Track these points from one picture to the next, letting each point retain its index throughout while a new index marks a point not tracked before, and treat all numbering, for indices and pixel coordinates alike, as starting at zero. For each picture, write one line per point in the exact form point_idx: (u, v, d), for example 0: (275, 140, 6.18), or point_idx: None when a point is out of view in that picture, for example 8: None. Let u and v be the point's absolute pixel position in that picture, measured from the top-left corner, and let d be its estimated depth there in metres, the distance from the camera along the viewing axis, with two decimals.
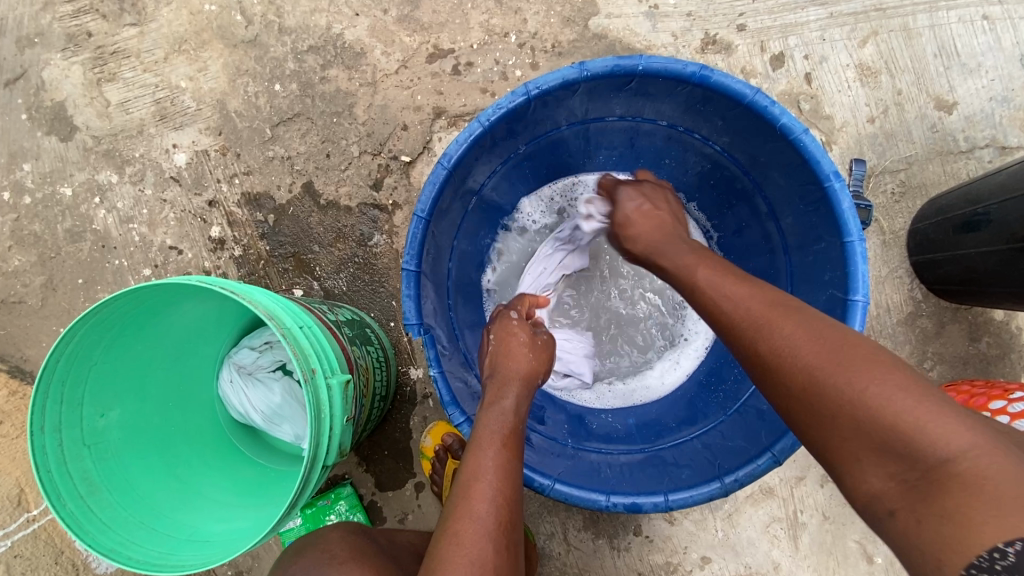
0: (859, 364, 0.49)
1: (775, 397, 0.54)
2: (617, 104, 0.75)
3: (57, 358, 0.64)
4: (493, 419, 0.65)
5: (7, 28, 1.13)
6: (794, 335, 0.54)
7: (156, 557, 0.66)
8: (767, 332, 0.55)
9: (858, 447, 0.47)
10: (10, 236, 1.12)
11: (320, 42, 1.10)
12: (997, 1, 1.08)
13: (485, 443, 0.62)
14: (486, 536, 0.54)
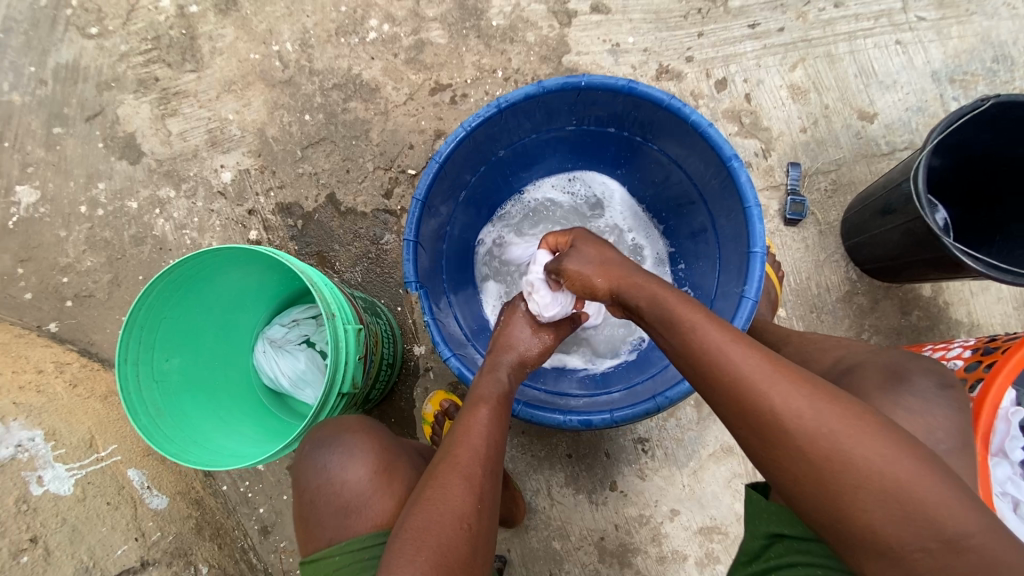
0: (874, 437, 0.57)
1: (788, 469, 0.59)
2: (573, 114, 0.96)
3: (142, 306, 0.84)
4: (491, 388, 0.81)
5: (91, 76, 1.39)
6: (805, 406, 0.59)
7: (207, 462, 0.84)
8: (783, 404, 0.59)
9: (876, 508, 0.55)
10: (84, 241, 1.35)
11: (343, 81, 1.35)
12: (907, 28, 1.27)
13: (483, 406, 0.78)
14: (472, 464, 0.72)
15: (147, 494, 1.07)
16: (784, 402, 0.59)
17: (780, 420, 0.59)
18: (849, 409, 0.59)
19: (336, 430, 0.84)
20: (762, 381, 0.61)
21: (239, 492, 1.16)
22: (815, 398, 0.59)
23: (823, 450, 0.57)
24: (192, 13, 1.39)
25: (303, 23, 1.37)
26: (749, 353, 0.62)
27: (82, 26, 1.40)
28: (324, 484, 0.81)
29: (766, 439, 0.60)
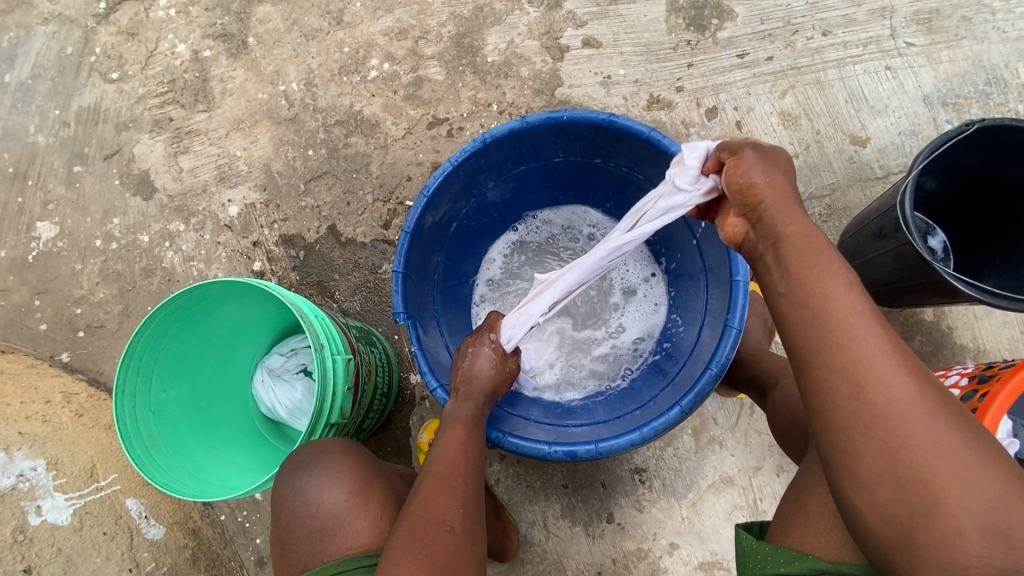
0: (979, 464, 0.52)
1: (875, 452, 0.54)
2: (560, 148, 0.98)
3: (139, 340, 0.87)
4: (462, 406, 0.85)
5: (110, 117, 1.48)
6: (929, 408, 0.54)
7: (198, 494, 0.87)
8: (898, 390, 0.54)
9: (962, 516, 0.52)
10: (98, 273, 1.40)
11: (345, 117, 1.40)
12: (897, 54, 1.28)
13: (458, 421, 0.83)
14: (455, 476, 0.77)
15: (145, 524, 1.07)
16: (903, 397, 0.54)
17: (892, 417, 0.54)
18: (966, 429, 0.54)
19: (315, 452, 0.84)
20: (883, 364, 0.55)
21: (236, 522, 1.17)
22: (938, 408, 0.54)
23: (929, 456, 0.52)
24: (205, 57, 1.47)
25: (308, 64, 1.43)
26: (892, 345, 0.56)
27: (104, 72, 1.49)
28: (301, 505, 0.82)
29: (867, 428, 0.54)
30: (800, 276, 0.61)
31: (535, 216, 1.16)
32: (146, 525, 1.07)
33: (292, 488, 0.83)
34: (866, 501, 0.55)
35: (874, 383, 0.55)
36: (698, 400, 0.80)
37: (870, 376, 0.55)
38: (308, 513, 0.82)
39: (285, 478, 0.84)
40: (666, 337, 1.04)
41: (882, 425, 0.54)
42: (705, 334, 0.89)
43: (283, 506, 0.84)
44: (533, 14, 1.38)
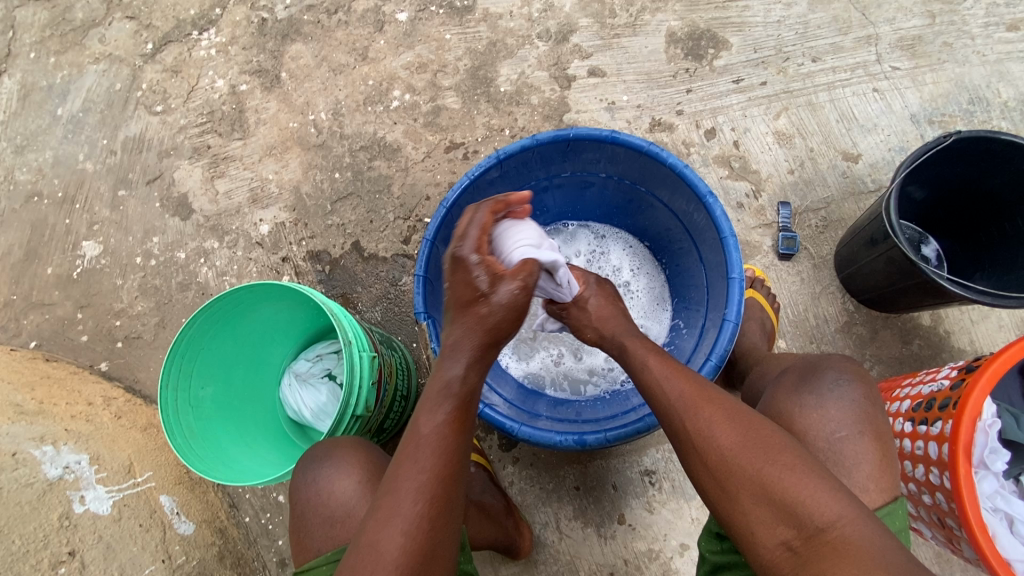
0: (756, 449, 0.69)
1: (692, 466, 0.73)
2: (567, 164, 1.07)
3: (184, 337, 0.95)
4: (437, 392, 0.74)
5: (154, 146, 1.61)
6: (710, 419, 0.73)
7: (232, 481, 0.93)
8: (691, 418, 0.74)
9: (762, 511, 0.67)
10: (137, 288, 1.50)
11: (369, 143, 1.51)
12: (883, 77, 1.37)
13: (427, 423, 0.73)
14: (406, 510, 0.69)
15: (176, 520, 1.13)
16: (687, 417, 0.74)
17: (687, 432, 0.74)
18: (746, 425, 0.71)
19: (330, 446, 0.91)
20: (679, 402, 0.76)
21: (260, 524, 1.23)
22: (716, 417, 0.73)
23: (712, 455, 0.71)
24: (242, 91, 1.60)
25: (336, 96, 1.56)
26: (674, 379, 0.77)
27: (150, 105, 1.63)
28: (314, 495, 0.88)
29: (676, 447, 0.75)
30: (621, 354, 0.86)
31: (604, 237, 1.23)
32: (177, 520, 1.13)
33: (306, 478, 0.89)
34: (703, 500, 0.73)
35: (674, 415, 0.75)
36: None
37: (670, 410, 0.76)
38: (320, 502, 0.88)
39: (300, 469, 0.91)
40: (672, 340, 1.10)
41: (688, 446, 0.73)
42: (706, 332, 0.95)
43: (296, 491, 0.90)
44: (542, 48, 1.50)
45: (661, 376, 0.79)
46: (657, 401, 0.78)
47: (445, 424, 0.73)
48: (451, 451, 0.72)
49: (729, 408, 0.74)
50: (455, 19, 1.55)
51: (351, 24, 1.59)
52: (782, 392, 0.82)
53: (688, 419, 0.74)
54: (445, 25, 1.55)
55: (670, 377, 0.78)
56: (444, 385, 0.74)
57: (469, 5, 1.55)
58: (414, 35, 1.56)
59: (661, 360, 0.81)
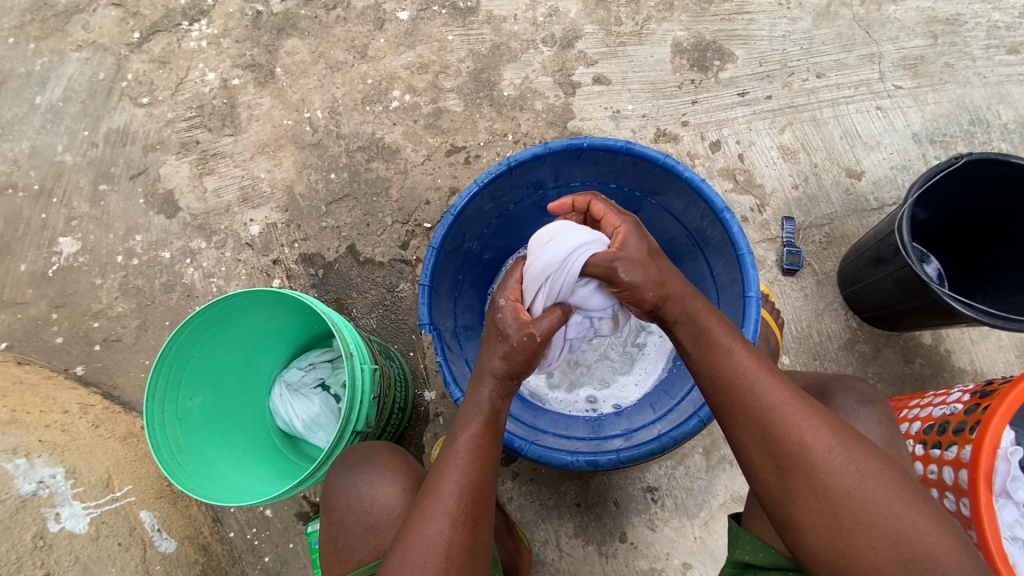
0: (885, 481, 0.64)
1: (797, 487, 0.66)
2: (578, 174, 1.05)
3: (172, 345, 0.89)
4: (475, 415, 0.77)
5: (139, 139, 1.53)
6: (833, 443, 0.66)
7: (223, 499, 0.87)
8: (806, 436, 0.67)
9: (882, 549, 0.62)
10: (117, 288, 1.43)
11: (366, 144, 1.47)
12: (886, 95, 1.38)
13: (467, 434, 0.76)
14: (445, 519, 0.71)
15: (157, 537, 1.07)
16: (811, 438, 0.66)
17: (805, 450, 0.66)
18: (867, 451, 0.66)
19: (369, 452, 0.90)
20: (790, 414, 0.68)
21: (245, 540, 1.17)
22: (840, 440, 0.66)
23: (842, 485, 0.64)
24: (234, 85, 1.54)
25: (333, 94, 1.51)
26: (780, 386, 0.69)
27: (135, 96, 1.56)
28: (355, 503, 0.86)
29: (788, 469, 0.66)
30: (700, 345, 0.75)
31: None
32: (158, 538, 1.07)
33: (348, 484, 0.87)
34: (804, 531, 0.66)
35: (785, 429, 0.67)
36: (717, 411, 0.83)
37: (780, 422, 0.68)
38: (361, 509, 0.86)
39: (341, 475, 0.88)
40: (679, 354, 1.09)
41: (800, 467, 0.66)
42: None
43: (335, 497, 0.88)
44: (547, 53, 1.48)
45: (762, 379, 0.70)
46: (761, 409, 0.69)
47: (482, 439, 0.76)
48: (489, 468, 0.76)
49: (839, 428, 0.68)
50: (458, 20, 1.51)
51: (350, 20, 1.54)
52: None
53: (803, 436, 0.67)
54: (448, 25, 1.52)
55: (774, 383, 0.70)
56: (474, 403, 0.78)
57: (472, 6, 1.51)
58: (415, 34, 1.52)
59: (755, 358, 0.72)
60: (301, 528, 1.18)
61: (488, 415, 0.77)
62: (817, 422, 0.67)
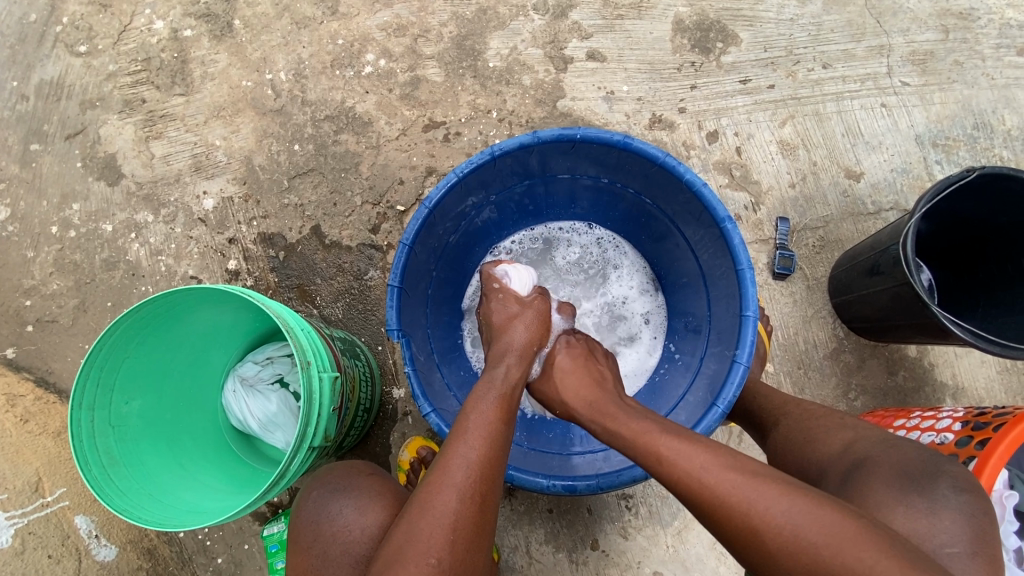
0: (854, 536, 0.55)
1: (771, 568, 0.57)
2: (568, 165, 0.95)
3: (102, 347, 0.79)
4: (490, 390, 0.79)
5: (75, 93, 1.36)
6: (792, 505, 0.58)
7: (162, 519, 0.80)
8: (760, 509, 0.59)
9: None
10: (52, 263, 1.29)
11: (335, 113, 1.33)
12: (893, 92, 1.31)
13: (480, 407, 0.75)
14: (453, 492, 0.66)
15: (95, 544, 1.07)
16: (767, 509, 0.59)
17: (766, 521, 0.58)
18: (830, 508, 0.58)
19: (348, 475, 0.90)
20: (735, 489, 0.61)
21: (196, 540, 1.11)
22: (795, 500, 0.59)
23: (814, 554, 0.55)
24: (185, 37, 1.37)
25: (299, 54, 1.35)
26: (713, 459, 0.64)
27: (71, 43, 1.37)
28: (341, 531, 0.83)
29: (765, 558, 0.58)
30: (630, 441, 0.71)
31: (605, 252, 1.12)
32: (96, 545, 1.07)
33: (330, 510, 0.85)
34: None
35: (732, 508, 0.60)
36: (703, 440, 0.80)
37: (721, 496, 0.61)
38: (347, 537, 0.82)
39: (322, 500, 0.87)
40: (664, 363, 1.05)
41: (761, 547, 0.58)
42: (710, 366, 0.90)
43: (316, 524, 0.85)
44: (538, 21, 1.34)
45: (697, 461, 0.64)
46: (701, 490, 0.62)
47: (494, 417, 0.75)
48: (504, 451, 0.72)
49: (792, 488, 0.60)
50: None
51: None
52: (881, 486, 0.69)
53: (754, 506, 0.59)
54: None
55: (703, 456, 0.65)
56: (489, 380, 0.80)
57: None
58: None
59: (673, 435, 0.69)
60: (256, 530, 1.12)
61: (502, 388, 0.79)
62: (767, 489, 0.60)
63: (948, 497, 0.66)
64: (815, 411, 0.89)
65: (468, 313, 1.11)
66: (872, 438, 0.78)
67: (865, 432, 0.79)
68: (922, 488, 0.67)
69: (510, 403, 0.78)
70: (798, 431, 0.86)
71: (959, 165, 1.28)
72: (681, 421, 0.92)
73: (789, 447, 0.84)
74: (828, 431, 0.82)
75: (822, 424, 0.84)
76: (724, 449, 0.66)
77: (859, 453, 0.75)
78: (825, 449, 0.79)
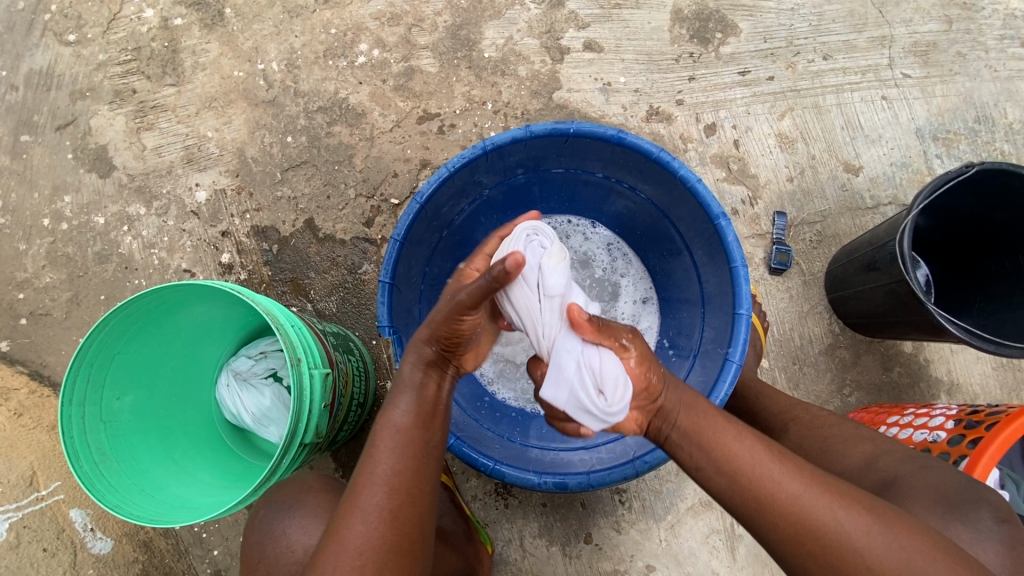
0: (921, 548, 0.60)
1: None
2: (561, 159, 0.94)
3: (92, 343, 0.79)
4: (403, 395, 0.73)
5: (65, 84, 1.34)
6: (865, 523, 0.61)
7: (154, 515, 0.80)
8: (840, 521, 0.62)
9: None
10: (44, 256, 1.28)
11: (328, 104, 1.31)
12: (893, 84, 1.29)
13: (393, 416, 0.71)
14: (359, 516, 0.64)
15: (90, 538, 1.08)
16: (839, 521, 0.62)
17: (843, 533, 0.61)
18: (895, 517, 0.62)
19: (297, 491, 0.91)
20: (814, 500, 0.63)
21: (192, 532, 1.13)
22: (871, 516, 0.62)
23: (890, 571, 0.58)
24: (176, 26, 1.35)
25: (291, 43, 1.33)
26: (792, 469, 0.66)
27: (60, 32, 1.35)
28: (285, 551, 0.86)
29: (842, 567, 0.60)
30: (705, 438, 0.71)
31: (599, 246, 1.12)
32: (91, 538, 1.08)
33: (277, 528, 0.88)
34: None
35: (812, 521, 0.62)
36: None
37: (805, 508, 0.63)
38: (290, 558, 0.85)
39: (269, 519, 0.89)
40: (657, 359, 1.05)
41: (840, 558, 0.60)
42: (702, 363, 0.90)
43: (263, 542, 0.88)
44: (534, 11, 1.32)
45: (776, 472, 0.66)
46: (788, 504, 0.64)
47: (405, 426, 0.70)
48: (414, 462, 0.69)
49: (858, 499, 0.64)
50: None
51: None
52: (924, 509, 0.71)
53: (838, 519, 0.62)
54: None
55: (779, 467, 0.67)
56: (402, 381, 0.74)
57: None
58: None
59: (752, 443, 0.69)
60: (251, 522, 1.13)
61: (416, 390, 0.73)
62: (839, 502, 0.63)
63: (990, 528, 0.71)
64: (826, 418, 0.90)
65: None
66: (895, 455, 0.80)
67: (886, 447, 0.81)
68: (964, 516, 0.71)
69: (425, 406, 0.73)
70: (811, 440, 0.88)
71: (960, 159, 1.26)
72: None
73: (803, 456, 0.86)
74: (844, 442, 0.84)
75: (838, 433, 0.86)
76: (793, 460, 0.68)
77: (886, 470, 0.77)
78: (847, 461, 0.81)
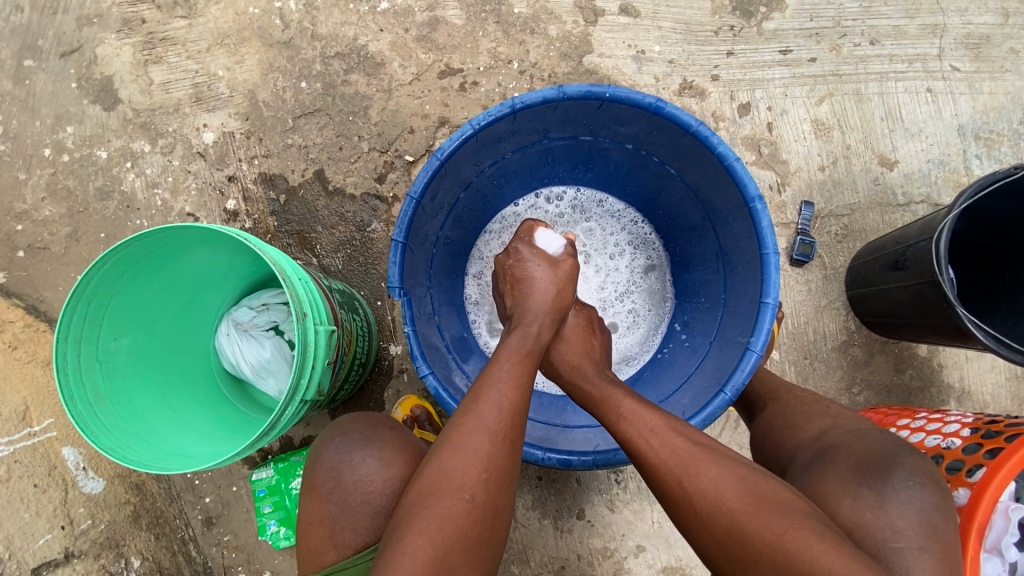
0: (788, 510, 0.59)
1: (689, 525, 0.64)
2: (591, 125, 0.90)
3: (91, 279, 0.76)
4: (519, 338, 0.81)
5: (71, 7, 1.27)
6: (727, 477, 0.64)
7: (147, 460, 0.78)
8: (693, 477, 0.64)
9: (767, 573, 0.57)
10: (44, 187, 1.23)
11: (346, 50, 1.25)
12: (941, 76, 1.22)
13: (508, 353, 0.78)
14: (488, 428, 0.69)
15: (82, 476, 1.08)
16: (688, 477, 0.64)
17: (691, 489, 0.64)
18: (766, 481, 0.63)
19: (372, 425, 0.88)
20: (679, 462, 0.66)
21: (184, 479, 1.15)
22: (722, 472, 0.64)
23: (728, 517, 0.61)
24: None
25: None
26: (666, 438, 0.68)
27: None
28: (361, 482, 0.83)
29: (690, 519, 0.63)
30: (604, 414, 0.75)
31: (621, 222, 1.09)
32: (83, 478, 1.08)
33: (351, 458, 0.85)
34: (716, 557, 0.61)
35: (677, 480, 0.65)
36: (704, 426, 0.78)
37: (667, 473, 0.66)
38: (368, 489, 0.82)
39: (343, 450, 0.86)
40: (668, 342, 1.03)
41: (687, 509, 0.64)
42: (717, 350, 0.88)
43: (335, 471, 0.84)
44: None
45: (655, 438, 0.69)
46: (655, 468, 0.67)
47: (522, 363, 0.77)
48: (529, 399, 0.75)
49: (733, 463, 0.65)
50: None
51: None
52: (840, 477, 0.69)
53: (689, 476, 0.64)
54: None
55: (660, 434, 0.69)
56: (521, 331, 0.82)
57: None
58: None
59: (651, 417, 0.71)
60: (246, 473, 1.15)
61: (532, 341, 0.81)
62: (703, 459, 0.65)
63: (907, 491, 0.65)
64: (806, 397, 0.88)
65: (473, 275, 1.07)
66: (847, 427, 0.78)
67: (845, 422, 0.79)
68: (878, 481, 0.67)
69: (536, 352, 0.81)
70: (782, 416, 0.86)
71: (999, 161, 1.21)
72: (682, 402, 0.89)
73: (770, 433, 0.85)
74: (808, 419, 0.82)
75: (806, 411, 0.84)
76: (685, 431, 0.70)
77: (830, 442, 0.76)
78: (802, 433, 0.80)
